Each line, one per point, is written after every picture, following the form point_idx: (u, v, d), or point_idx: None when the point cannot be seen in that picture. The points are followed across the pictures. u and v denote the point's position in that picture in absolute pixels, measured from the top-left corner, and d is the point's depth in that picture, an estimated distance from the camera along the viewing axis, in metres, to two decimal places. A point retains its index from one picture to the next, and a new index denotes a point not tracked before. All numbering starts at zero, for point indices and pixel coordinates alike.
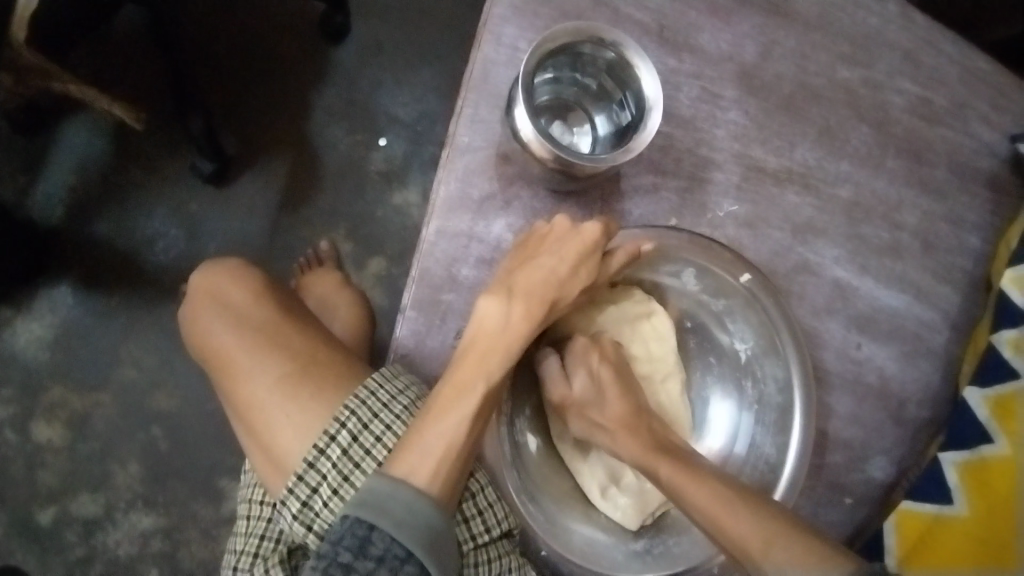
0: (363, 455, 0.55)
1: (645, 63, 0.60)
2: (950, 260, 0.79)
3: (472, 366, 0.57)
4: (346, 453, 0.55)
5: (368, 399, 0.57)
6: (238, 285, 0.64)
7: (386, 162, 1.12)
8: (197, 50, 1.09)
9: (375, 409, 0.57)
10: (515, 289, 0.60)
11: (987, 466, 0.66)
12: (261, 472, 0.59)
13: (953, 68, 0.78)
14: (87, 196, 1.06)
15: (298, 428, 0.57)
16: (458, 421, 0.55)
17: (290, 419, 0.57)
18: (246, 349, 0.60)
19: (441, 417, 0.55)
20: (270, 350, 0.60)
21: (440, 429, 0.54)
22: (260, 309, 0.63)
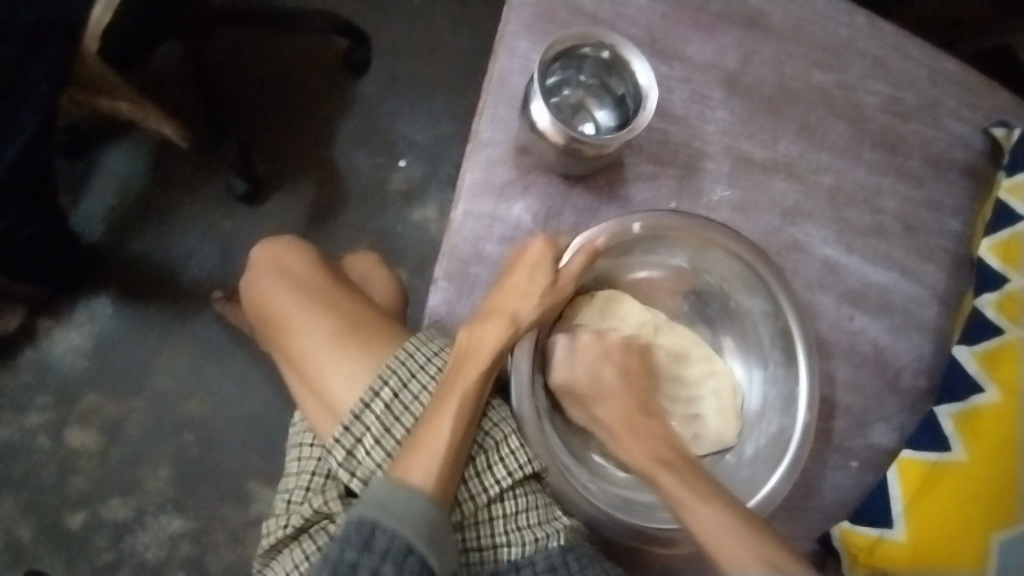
0: (403, 410, 0.63)
1: (637, 58, 0.70)
2: (929, 241, 0.86)
3: (494, 328, 0.66)
4: (389, 405, 0.63)
5: (410, 356, 0.65)
6: (293, 257, 0.72)
7: (405, 181, 1.21)
8: (232, 82, 1.20)
9: (413, 368, 0.65)
10: (532, 258, 0.68)
11: (981, 414, 0.71)
12: (313, 419, 0.66)
13: (916, 72, 0.88)
14: (128, 213, 1.14)
15: (349, 380, 0.64)
16: (484, 367, 0.64)
17: (342, 372, 0.65)
18: (302, 310, 0.67)
19: (473, 364, 0.64)
20: (323, 312, 0.67)
21: (469, 377, 0.63)
22: (313, 278, 0.70)
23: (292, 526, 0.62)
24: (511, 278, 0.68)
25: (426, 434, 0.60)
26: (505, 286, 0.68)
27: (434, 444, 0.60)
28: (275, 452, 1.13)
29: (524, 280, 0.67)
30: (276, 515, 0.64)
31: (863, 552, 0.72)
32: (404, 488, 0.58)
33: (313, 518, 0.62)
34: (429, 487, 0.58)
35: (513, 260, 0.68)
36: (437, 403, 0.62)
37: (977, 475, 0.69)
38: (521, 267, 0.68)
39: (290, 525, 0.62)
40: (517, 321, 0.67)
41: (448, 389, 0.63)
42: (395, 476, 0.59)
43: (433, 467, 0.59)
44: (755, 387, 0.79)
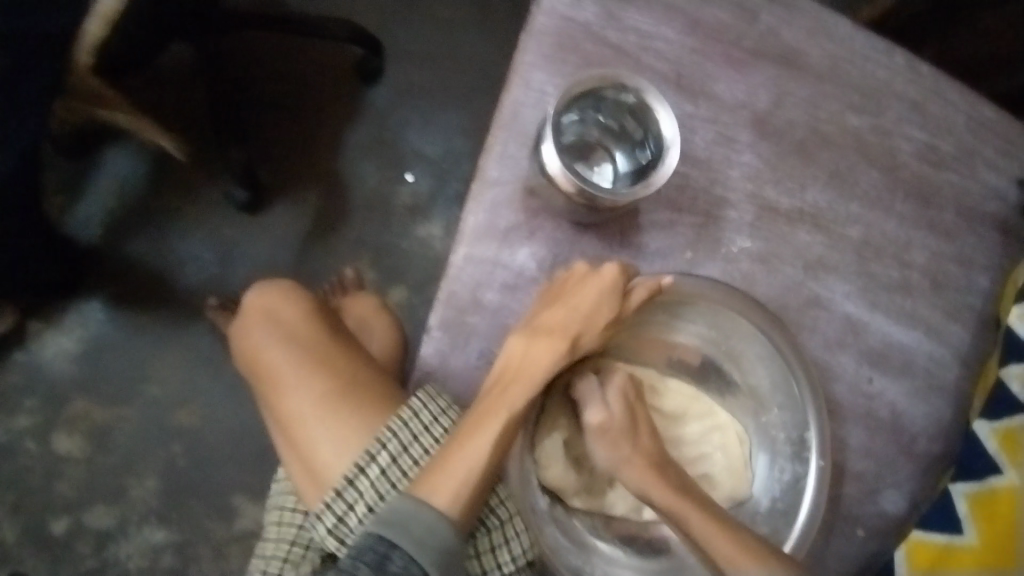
0: (397, 476, 0.61)
1: (662, 108, 0.64)
2: (958, 302, 0.81)
3: (552, 342, 0.64)
4: (383, 474, 0.60)
5: (405, 426, 0.61)
6: (288, 304, 0.70)
7: (411, 196, 1.17)
8: (239, 84, 1.15)
9: (406, 441, 0.61)
10: (604, 278, 0.65)
11: (994, 497, 0.69)
12: (299, 487, 0.64)
13: (956, 120, 0.83)
14: (125, 216, 1.10)
15: (341, 450, 0.62)
16: (528, 392, 0.62)
17: (332, 440, 0.62)
18: (294, 369, 0.65)
19: (518, 385, 0.62)
20: (315, 374, 0.65)
21: (509, 404, 0.61)
22: (310, 327, 0.68)
23: None
24: (574, 292, 0.65)
25: (453, 457, 0.59)
26: (564, 288, 0.66)
27: (473, 449, 0.59)
28: (263, 467, 1.10)
29: (588, 301, 0.65)
30: None
31: None
32: (426, 512, 0.56)
33: None
34: (452, 512, 0.57)
35: (579, 276, 0.66)
36: (471, 424, 0.60)
37: (986, 561, 0.67)
38: (590, 281, 0.65)
39: None
40: (571, 343, 0.65)
41: (487, 408, 0.61)
42: (418, 494, 0.58)
43: (460, 496, 0.58)
44: (763, 453, 0.73)
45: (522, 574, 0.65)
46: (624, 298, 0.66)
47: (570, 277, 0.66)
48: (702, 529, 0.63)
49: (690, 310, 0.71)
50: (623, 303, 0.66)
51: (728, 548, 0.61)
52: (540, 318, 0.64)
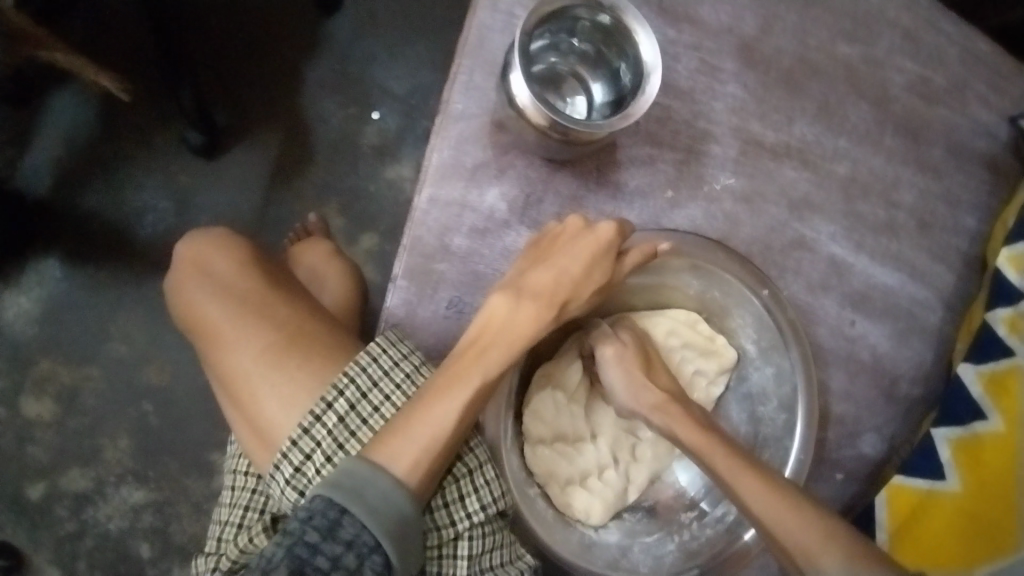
0: (359, 424, 0.55)
1: (642, 29, 0.60)
2: (945, 241, 0.78)
3: (530, 304, 0.59)
4: (342, 421, 0.54)
5: (367, 368, 0.56)
6: (221, 258, 0.63)
7: (379, 135, 1.11)
8: (187, 15, 1.07)
9: (365, 386, 0.56)
10: (599, 237, 0.60)
11: (980, 444, 0.66)
12: (250, 449, 0.59)
13: (952, 47, 0.77)
14: (74, 167, 1.04)
15: (289, 406, 0.57)
16: (507, 356, 0.57)
17: (277, 395, 0.57)
18: (231, 323, 0.60)
19: (495, 350, 0.57)
20: (255, 329, 0.59)
21: (491, 364, 0.57)
22: (244, 281, 0.62)
23: (221, 568, 0.56)
24: (567, 248, 0.60)
25: (415, 421, 0.53)
26: (557, 240, 0.61)
27: (443, 410, 0.54)
28: None
29: (579, 266, 0.60)
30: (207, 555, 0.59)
31: None
32: (385, 477, 0.50)
33: (241, 557, 0.55)
34: (412, 481, 0.52)
35: (574, 231, 0.61)
36: (441, 386, 0.55)
37: (968, 509, 0.65)
38: (585, 241, 0.60)
39: (219, 567, 0.56)
40: (561, 306, 0.60)
41: (458, 372, 0.56)
42: (376, 458, 0.51)
43: (422, 460, 0.52)
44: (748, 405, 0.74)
45: (495, 528, 0.59)
46: (617, 258, 0.62)
47: (563, 232, 0.61)
48: (721, 469, 0.60)
49: (673, 265, 0.69)
50: (618, 259, 0.62)
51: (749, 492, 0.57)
52: (528, 278, 0.60)
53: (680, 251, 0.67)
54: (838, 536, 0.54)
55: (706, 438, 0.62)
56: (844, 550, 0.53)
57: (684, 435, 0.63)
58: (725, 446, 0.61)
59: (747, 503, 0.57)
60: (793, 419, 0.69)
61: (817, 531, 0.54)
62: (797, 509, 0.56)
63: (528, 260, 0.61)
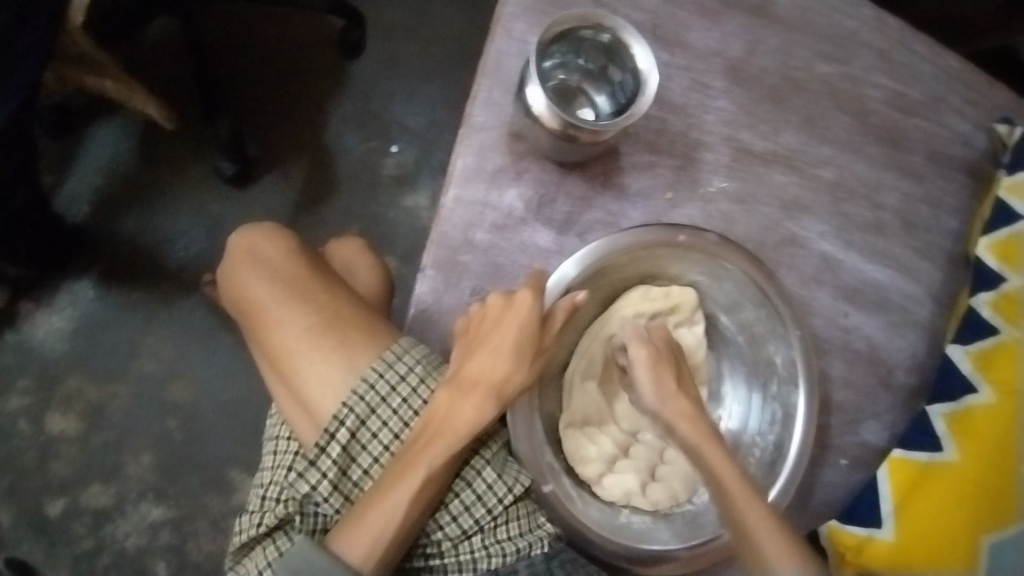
0: (387, 417, 0.63)
1: (639, 44, 0.68)
2: (928, 240, 0.84)
3: (473, 395, 0.61)
4: (345, 448, 0.61)
5: (375, 383, 0.62)
6: (272, 248, 0.70)
7: (397, 166, 1.19)
8: (224, 59, 1.17)
9: (381, 394, 0.62)
10: (517, 313, 0.63)
11: (972, 415, 0.70)
12: (292, 422, 0.65)
13: (921, 67, 0.86)
14: (113, 194, 1.12)
15: (328, 384, 0.64)
16: (449, 446, 0.60)
17: (320, 375, 0.64)
18: (279, 307, 0.66)
19: (438, 441, 0.60)
20: (300, 311, 0.66)
21: (436, 455, 0.59)
22: (292, 270, 0.68)
23: (268, 523, 0.62)
24: (489, 336, 0.63)
25: (371, 511, 0.58)
26: (481, 326, 0.63)
27: (394, 501, 0.58)
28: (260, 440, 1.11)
29: (508, 342, 0.62)
30: (251, 512, 0.64)
31: (852, 550, 0.70)
32: (340, 568, 0.55)
33: (286, 518, 0.62)
34: (366, 568, 0.57)
35: (495, 311, 0.63)
36: (391, 479, 0.59)
37: (966, 474, 0.68)
38: (505, 322, 0.63)
39: (266, 522, 0.62)
40: (499, 394, 0.62)
41: (405, 464, 0.59)
42: (333, 548, 0.56)
43: (373, 551, 0.57)
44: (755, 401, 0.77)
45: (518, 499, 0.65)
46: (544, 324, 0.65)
47: (484, 315, 0.63)
48: (716, 473, 0.62)
49: (680, 257, 0.74)
50: (543, 332, 0.64)
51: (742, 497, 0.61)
52: (462, 370, 0.62)
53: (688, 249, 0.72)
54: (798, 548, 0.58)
55: (706, 435, 0.64)
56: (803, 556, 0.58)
57: (683, 429, 0.65)
58: (719, 450, 0.63)
59: (739, 506, 0.61)
60: (794, 410, 0.72)
61: (781, 544, 0.59)
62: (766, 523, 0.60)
63: (462, 348, 0.63)
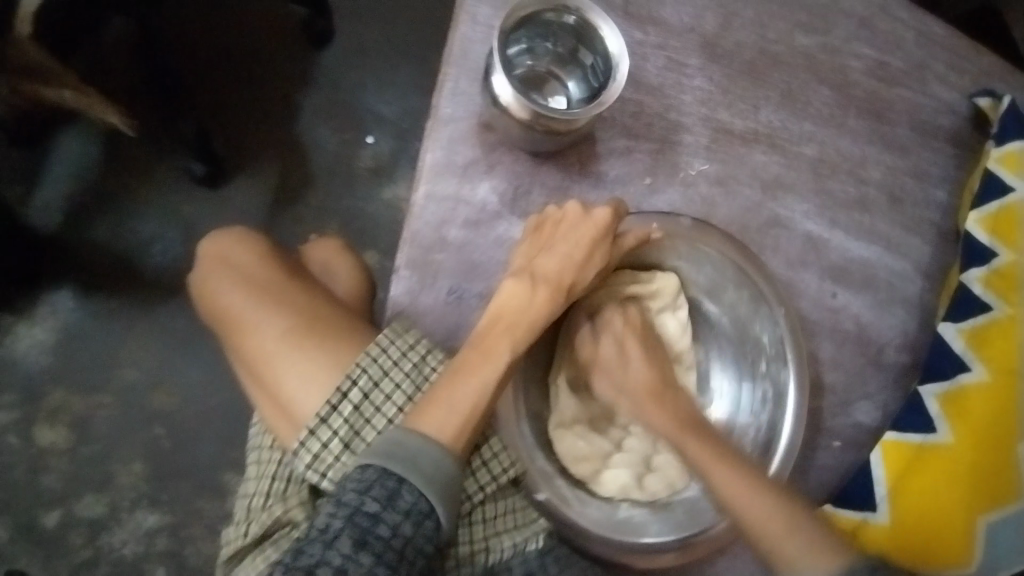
0: (373, 411, 0.58)
1: (606, 24, 0.65)
2: (915, 214, 0.82)
3: (541, 288, 0.64)
4: (357, 410, 0.58)
5: (378, 358, 0.59)
6: (242, 252, 0.68)
7: (374, 158, 1.16)
8: (188, 54, 1.14)
9: (378, 373, 0.59)
10: (597, 223, 0.66)
11: (967, 395, 0.69)
12: (277, 428, 0.63)
13: (904, 34, 0.83)
14: (84, 202, 1.09)
15: (309, 384, 0.61)
16: (531, 334, 0.62)
17: (296, 376, 0.61)
18: (252, 310, 0.64)
19: (516, 326, 0.62)
20: (275, 313, 0.64)
21: (505, 345, 0.60)
22: (263, 272, 0.67)
23: (252, 534, 0.60)
24: (562, 233, 0.65)
25: (456, 391, 0.57)
26: (551, 226, 0.66)
27: (472, 383, 0.58)
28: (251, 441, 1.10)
29: (580, 251, 0.65)
30: (236, 525, 0.63)
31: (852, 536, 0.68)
32: (431, 446, 0.53)
33: (274, 526, 0.60)
34: (457, 447, 0.55)
35: (573, 218, 0.65)
36: (473, 364, 0.59)
37: (963, 455, 0.67)
38: (581, 225, 0.65)
39: (251, 532, 0.61)
40: (568, 292, 0.65)
41: (481, 353, 0.60)
42: (417, 426, 0.55)
43: (461, 430, 0.56)
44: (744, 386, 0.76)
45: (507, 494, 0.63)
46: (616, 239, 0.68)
47: (563, 218, 0.66)
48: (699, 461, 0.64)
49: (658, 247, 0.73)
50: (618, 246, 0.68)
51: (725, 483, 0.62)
52: (537, 263, 0.65)
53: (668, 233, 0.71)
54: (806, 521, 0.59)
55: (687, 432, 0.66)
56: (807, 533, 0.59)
57: (660, 424, 0.67)
58: (701, 445, 0.64)
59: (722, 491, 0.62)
60: (783, 393, 0.72)
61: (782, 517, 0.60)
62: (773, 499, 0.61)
63: (532, 245, 0.66)
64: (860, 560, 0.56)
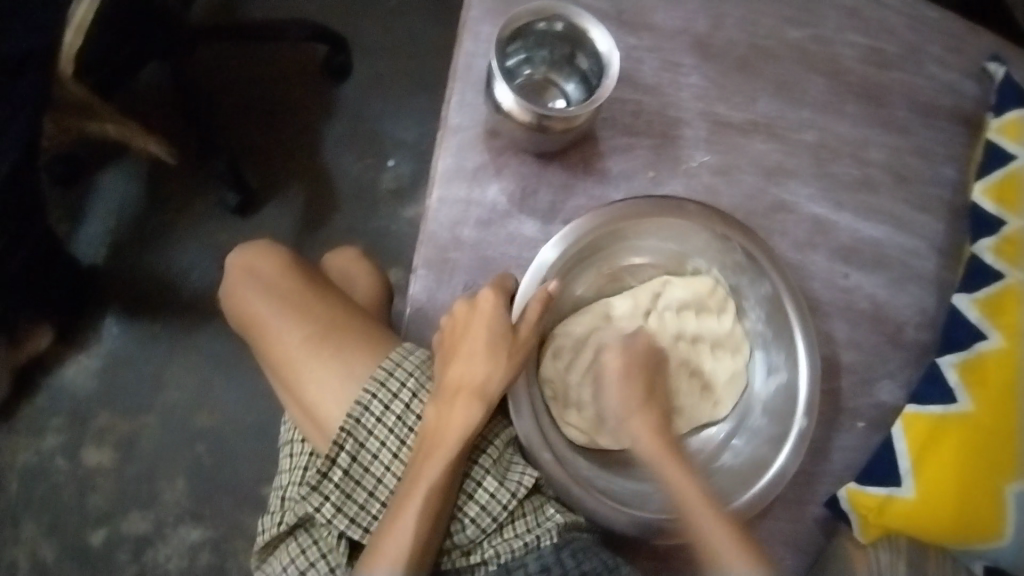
0: (391, 426, 0.64)
1: (595, 27, 0.69)
2: (922, 192, 0.83)
3: (461, 400, 0.63)
4: (363, 445, 0.63)
5: (376, 395, 0.64)
6: (267, 262, 0.72)
7: (395, 179, 1.22)
8: (215, 96, 1.22)
9: (385, 402, 0.64)
10: (484, 314, 0.65)
11: (984, 362, 0.70)
12: (303, 427, 0.67)
13: (894, 22, 0.86)
14: (126, 236, 1.17)
15: (333, 391, 0.66)
16: (445, 454, 0.61)
17: (323, 382, 0.66)
18: (278, 320, 0.68)
19: (437, 450, 0.61)
20: (298, 323, 0.68)
21: (432, 468, 0.61)
22: (286, 283, 0.70)
23: (288, 523, 0.63)
24: (466, 336, 0.65)
25: (387, 538, 0.59)
26: (456, 333, 0.66)
27: (406, 516, 0.59)
28: None
29: (480, 351, 0.64)
30: (271, 513, 0.65)
31: (873, 512, 0.71)
32: None
33: (307, 517, 0.63)
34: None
35: (463, 319, 0.65)
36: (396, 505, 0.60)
37: (984, 424, 0.67)
38: (475, 325, 0.65)
39: (286, 521, 0.64)
40: (481, 395, 0.63)
41: (418, 464, 0.61)
42: (361, 575, 0.59)
43: (393, 573, 0.59)
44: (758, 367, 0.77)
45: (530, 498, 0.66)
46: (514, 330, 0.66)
47: (455, 323, 0.66)
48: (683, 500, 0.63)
49: (666, 231, 0.75)
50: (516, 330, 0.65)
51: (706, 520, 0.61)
52: (445, 376, 0.64)
53: (666, 224, 0.74)
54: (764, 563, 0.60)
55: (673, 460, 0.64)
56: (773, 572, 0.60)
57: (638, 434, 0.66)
58: (681, 466, 0.64)
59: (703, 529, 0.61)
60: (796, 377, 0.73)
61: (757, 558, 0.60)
62: (734, 535, 0.61)
63: (443, 357, 0.65)
64: None
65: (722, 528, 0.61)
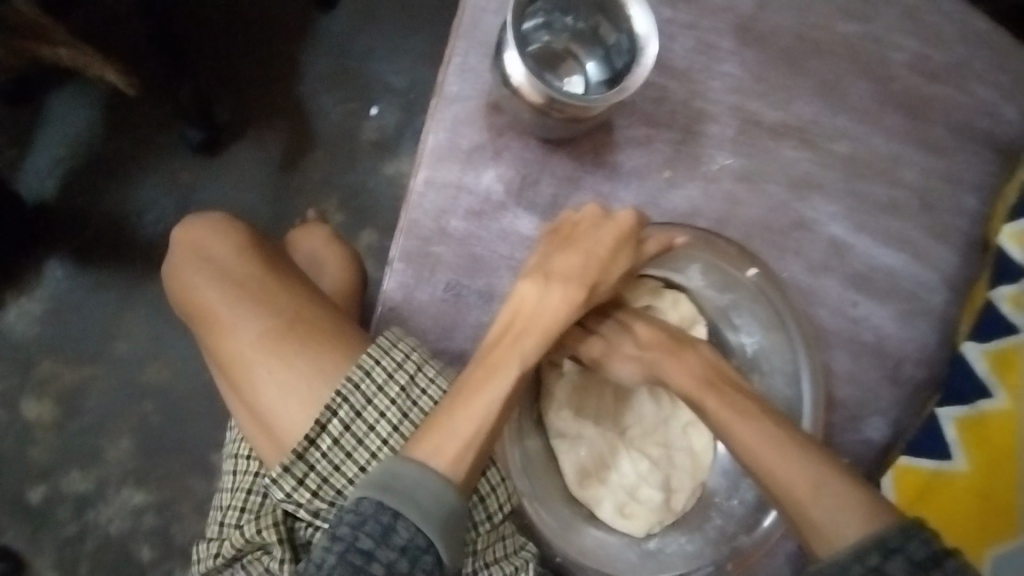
0: (365, 433, 0.56)
1: (635, 2, 0.60)
2: (952, 220, 0.76)
3: (562, 282, 0.59)
4: (337, 443, 0.55)
5: (361, 383, 0.56)
6: (220, 242, 0.64)
7: (378, 131, 1.11)
8: (186, 17, 1.08)
9: (369, 394, 0.56)
10: (619, 224, 0.61)
11: (985, 422, 0.65)
12: (254, 441, 0.60)
13: (951, 25, 0.77)
14: (79, 170, 1.05)
15: (291, 399, 0.57)
16: (544, 338, 0.57)
17: (280, 388, 0.58)
18: (229, 309, 0.60)
19: (526, 336, 0.57)
20: (253, 313, 0.60)
21: (522, 350, 0.56)
22: (242, 267, 0.62)
23: (226, 553, 0.57)
24: (590, 233, 0.61)
25: (456, 416, 0.52)
26: (580, 227, 0.61)
27: (479, 404, 0.53)
28: None
29: (603, 247, 0.61)
30: (207, 541, 0.59)
31: None
32: (429, 474, 0.49)
33: (245, 549, 0.56)
34: (455, 475, 0.50)
35: (593, 218, 0.61)
36: (454, 396, 0.53)
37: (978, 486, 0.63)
38: (607, 226, 0.61)
39: (224, 551, 0.57)
40: (592, 290, 0.60)
41: (493, 361, 0.55)
42: (417, 457, 0.50)
43: (464, 453, 0.51)
44: None
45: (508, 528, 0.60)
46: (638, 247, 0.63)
47: (581, 219, 0.62)
48: (715, 416, 0.59)
49: (670, 261, 0.70)
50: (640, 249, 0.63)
51: (741, 433, 0.57)
52: (553, 261, 0.60)
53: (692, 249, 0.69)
54: (818, 472, 0.53)
55: (709, 385, 0.61)
56: (833, 488, 0.52)
57: (679, 382, 0.62)
58: (716, 398, 0.60)
59: (742, 443, 0.56)
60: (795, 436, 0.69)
61: (810, 476, 0.53)
62: (779, 446, 0.55)
63: (551, 245, 0.61)
64: (888, 529, 0.49)
65: (746, 422, 0.57)
